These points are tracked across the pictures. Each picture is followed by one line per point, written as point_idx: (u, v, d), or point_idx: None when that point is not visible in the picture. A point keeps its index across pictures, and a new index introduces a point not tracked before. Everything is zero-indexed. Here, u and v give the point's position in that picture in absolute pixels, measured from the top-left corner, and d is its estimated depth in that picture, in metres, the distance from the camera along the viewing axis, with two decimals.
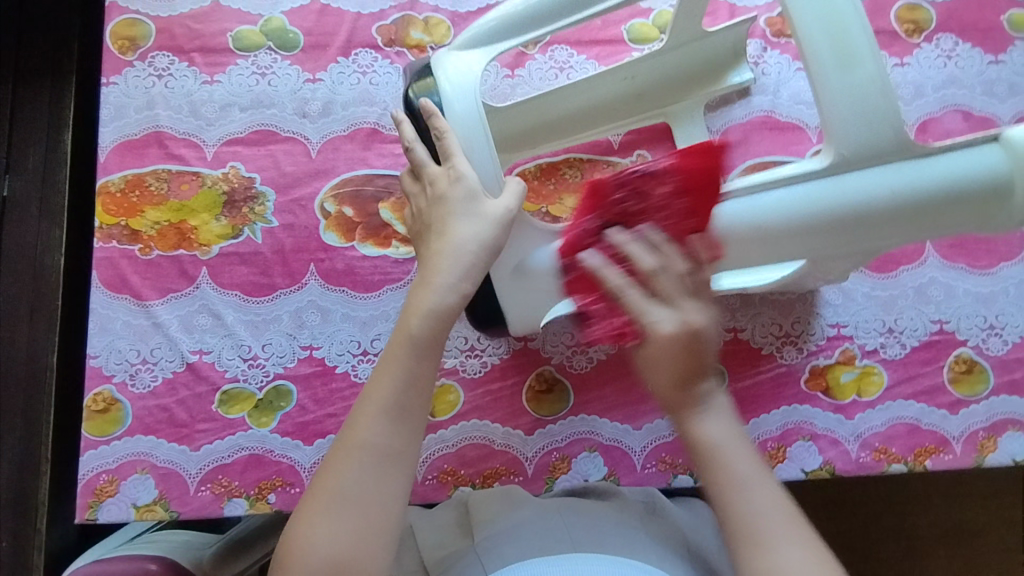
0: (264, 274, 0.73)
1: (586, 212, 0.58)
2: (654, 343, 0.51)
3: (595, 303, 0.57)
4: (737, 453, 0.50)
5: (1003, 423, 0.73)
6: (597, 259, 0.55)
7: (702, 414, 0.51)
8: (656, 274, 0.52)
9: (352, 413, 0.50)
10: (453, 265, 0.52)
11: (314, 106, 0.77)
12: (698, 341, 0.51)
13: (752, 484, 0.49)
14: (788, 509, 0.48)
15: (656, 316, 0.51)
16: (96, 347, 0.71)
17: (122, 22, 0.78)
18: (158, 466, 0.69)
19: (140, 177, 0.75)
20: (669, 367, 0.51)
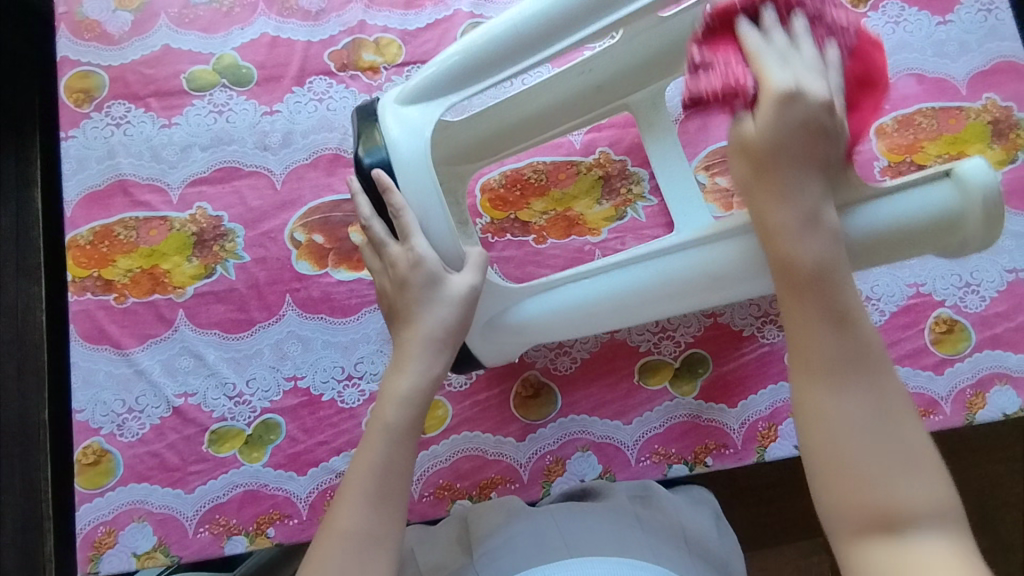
0: (240, 309, 0.73)
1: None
2: (781, 99, 0.48)
3: (720, 56, 0.51)
4: (833, 283, 0.47)
5: (990, 378, 0.73)
6: (747, 27, 0.51)
7: (805, 225, 0.48)
8: (764, 49, 0.50)
9: (336, 498, 0.53)
10: (421, 354, 0.55)
11: (274, 137, 0.77)
12: (822, 135, 0.49)
13: (830, 321, 0.46)
14: (865, 351, 0.45)
15: (778, 73, 0.49)
16: (80, 401, 0.71)
17: (75, 76, 0.79)
18: (154, 512, 0.69)
19: (108, 227, 0.75)
20: (787, 143, 0.48)
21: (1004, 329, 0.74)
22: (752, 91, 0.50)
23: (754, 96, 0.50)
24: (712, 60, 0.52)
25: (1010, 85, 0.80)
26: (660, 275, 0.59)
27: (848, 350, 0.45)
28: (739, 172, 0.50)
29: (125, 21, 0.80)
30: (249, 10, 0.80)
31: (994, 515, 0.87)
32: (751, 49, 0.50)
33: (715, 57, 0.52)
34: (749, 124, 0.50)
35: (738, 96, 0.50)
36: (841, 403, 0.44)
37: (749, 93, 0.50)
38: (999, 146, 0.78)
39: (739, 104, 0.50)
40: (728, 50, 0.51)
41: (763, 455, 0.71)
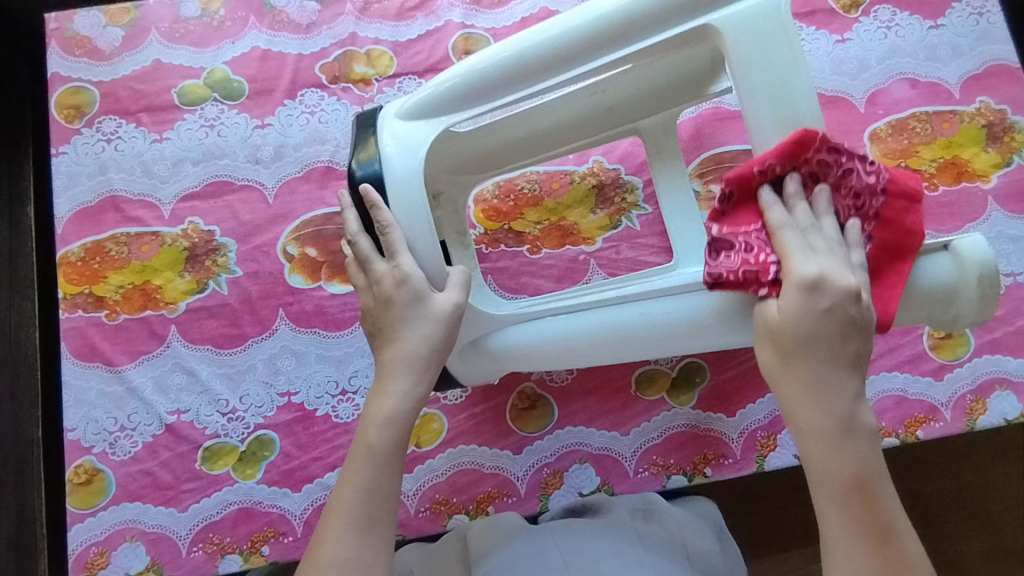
0: (233, 325, 0.73)
1: (782, 152, 0.51)
2: (803, 289, 0.47)
3: (745, 237, 0.51)
4: (872, 496, 0.45)
5: (990, 383, 0.73)
6: (771, 208, 0.50)
7: (866, 551, 0.44)
8: (788, 231, 0.49)
9: (322, 523, 0.51)
10: (404, 373, 0.53)
11: (266, 151, 0.77)
12: (854, 331, 0.46)
13: (868, 535, 0.44)
14: (899, 569, 0.44)
15: (802, 259, 0.47)
16: (72, 420, 0.71)
17: (66, 92, 0.78)
18: (147, 532, 0.68)
19: (99, 243, 0.75)
20: (810, 341, 0.46)
21: (1004, 334, 0.74)
22: (776, 276, 0.49)
23: (775, 280, 0.49)
24: (733, 237, 0.51)
25: (1003, 88, 0.80)
26: (639, 320, 0.58)
27: (882, 567, 0.43)
28: (773, 361, 0.48)
29: (116, 37, 0.80)
30: (240, 24, 0.80)
31: (1001, 522, 0.85)
32: (775, 226, 0.50)
33: (737, 235, 0.51)
34: (773, 307, 0.48)
35: (763, 281, 0.49)
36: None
37: (773, 277, 0.49)
38: (993, 149, 0.78)
39: (763, 287, 0.49)
40: (750, 227, 0.51)
41: (763, 465, 0.70)
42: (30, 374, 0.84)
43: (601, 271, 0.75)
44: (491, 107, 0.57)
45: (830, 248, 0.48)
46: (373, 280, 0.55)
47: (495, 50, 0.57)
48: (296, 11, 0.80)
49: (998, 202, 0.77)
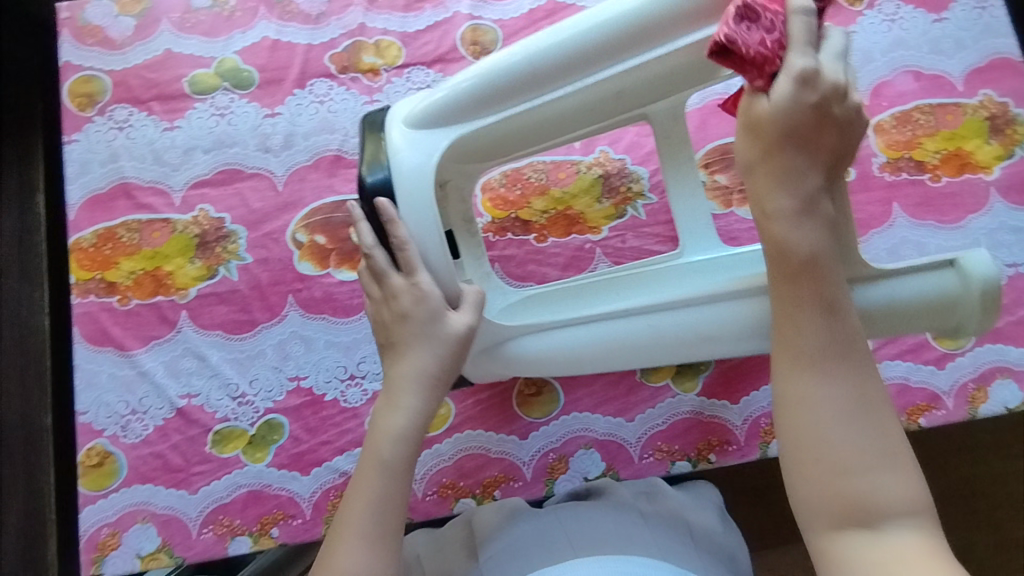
0: (243, 310, 0.74)
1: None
2: (801, 83, 0.46)
3: (768, 17, 0.47)
4: (823, 275, 0.46)
5: (992, 372, 0.73)
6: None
7: (814, 319, 0.45)
8: (808, 15, 0.47)
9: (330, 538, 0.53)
10: (416, 392, 0.55)
11: (276, 140, 0.78)
12: (834, 121, 0.47)
13: (816, 308, 0.45)
14: (845, 341, 0.45)
15: (804, 54, 0.47)
16: (84, 403, 0.72)
17: (79, 80, 0.79)
18: (158, 513, 0.69)
19: (111, 229, 0.76)
20: (791, 125, 0.47)
21: (1006, 323, 0.74)
22: (777, 66, 0.47)
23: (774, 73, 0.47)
24: (763, 9, 0.47)
25: (1006, 81, 0.80)
26: (654, 330, 0.61)
27: (828, 337, 0.45)
28: (754, 148, 0.49)
29: (128, 26, 0.81)
30: (250, 14, 0.81)
31: (1003, 513, 0.86)
32: (794, 16, 0.47)
33: (766, 10, 0.47)
34: (764, 101, 0.48)
35: (768, 67, 0.47)
36: (819, 389, 0.43)
37: (774, 66, 0.47)
38: (996, 141, 0.79)
39: (761, 78, 0.47)
40: (777, 8, 0.47)
41: (766, 452, 0.71)
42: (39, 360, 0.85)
43: (607, 259, 0.76)
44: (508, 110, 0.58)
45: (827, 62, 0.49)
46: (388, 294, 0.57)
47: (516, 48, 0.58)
48: (306, 2, 0.81)
49: (1001, 193, 0.78)
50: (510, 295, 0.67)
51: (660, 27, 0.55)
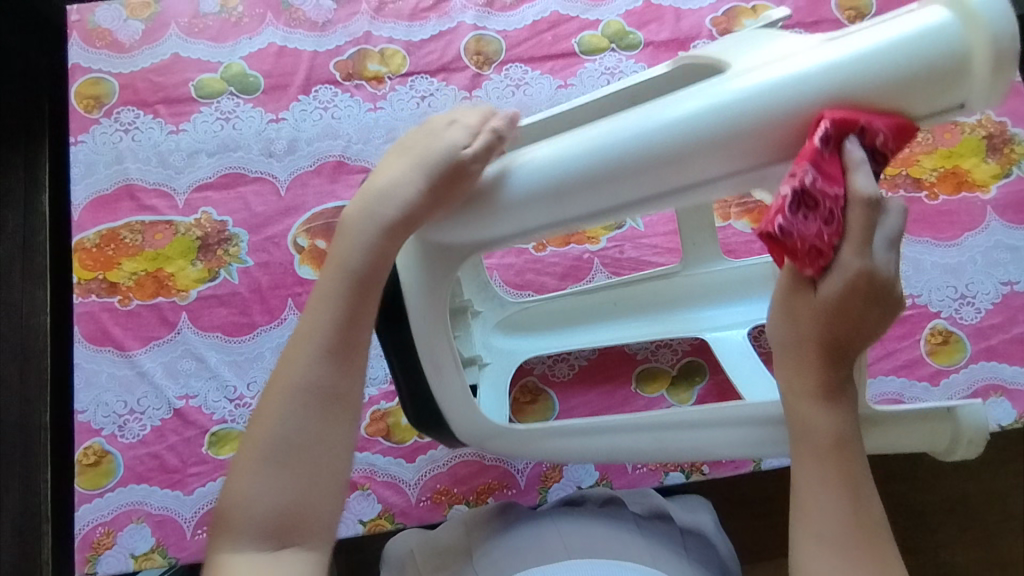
0: (242, 313, 0.74)
1: (894, 124, 0.39)
2: (850, 279, 0.41)
3: (829, 201, 0.39)
4: (851, 459, 0.45)
5: (985, 389, 0.73)
6: (861, 168, 0.40)
7: (836, 509, 0.43)
8: (873, 204, 0.39)
9: (265, 398, 0.47)
10: (389, 203, 0.47)
11: (279, 145, 0.79)
12: (880, 304, 0.42)
13: (840, 493, 0.44)
14: (865, 529, 0.43)
15: (861, 249, 0.40)
16: (82, 403, 0.72)
17: (86, 82, 0.80)
18: (153, 514, 0.69)
19: (114, 230, 0.76)
20: (826, 319, 0.43)
21: (1000, 341, 0.75)
22: (830, 257, 0.41)
23: (826, 262, 0.41)
24: (820, 196, 0.39)
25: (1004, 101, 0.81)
26: (666, 445, 0.58)
27: (849, 525, 0.43)
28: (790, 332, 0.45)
29: (137, 30, 0.82)
30: (257, 20, 0.82)
31: (995, 531, 0.86)
32: (859, 196, 0.39)
33: (824, 195, 0.39)
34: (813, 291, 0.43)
35: (819, 261, 0.41)
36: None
37: (826, 260, 0.41)
38: (993, 160, 0.80)
39: (811, 267, 0.41)
40: (838, 190, 0.39)
41: (759, 465, 0.71)
42: (38, 359, 0.85)
43: (605, 269, 0.77)
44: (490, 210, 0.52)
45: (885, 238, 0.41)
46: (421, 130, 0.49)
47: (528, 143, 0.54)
48: (313, 9, 0.82)
49: (997, 212, 0.78)
50: (507, 306, 0.70)
51: (694, 160, 0.42)
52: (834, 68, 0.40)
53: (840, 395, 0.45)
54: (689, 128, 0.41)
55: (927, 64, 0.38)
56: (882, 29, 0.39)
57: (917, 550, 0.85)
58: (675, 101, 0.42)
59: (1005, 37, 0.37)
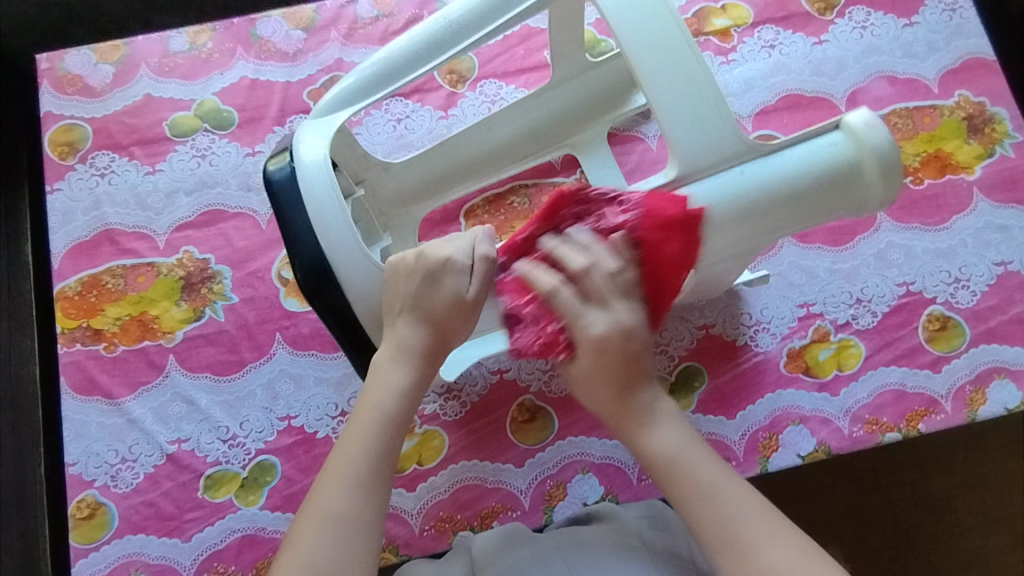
0: (231, 351, 0.73)
1: (536, 222, 0.56)
2: (587, 347, 0.53)
3: (527, 310, 0.55)
4: (688, 457, 0.52)
5: (988, 373, 0.72)
6: (539, 272, 0.54)
7: (710, 506, 0.50)
8: (556, 293, 0.53)
9: (295, 527, 0.49)
10: (419, 341, 0.55)
11: (257, 178, 0.78)
12: (618, 346, 0.53)
13: (704, 495, 0.50)
14: (748, 504, 0.50)
15: (588, 323, 0.53)
16: (74, 454, 0.71)
17: (59, 130, 0.80)
18: (151, 563, 0.68)
19: (95, 276, 0.75)
20: (596, 374, 0.54)
21: (998, 323, 0.74)
22: (571, 342, 0.54)
23: (570, 343, 0.54)
24: (518, 312, 0.55)
25: (981, 81, 0.81)
26: None
27: (736, 517, 0.49)
28: (599, 396, 0.55)
29: (107, 74, 0.82)
30: (228, 55, 0.82)
31: (1014, 516, 0.81)
32: (546, 288, 0.54)
33: (523, 308, 0.55)
34: (580, 355, 0.54)
35: (558, 348, 0.55)
36: (770, 563, 0.47)
37: (564, 344, 0.54)
38: (975, 141, 0.79)
39: (563, 351, 0.55)
40: (527, 298, 0.55)
41: (766, 466, 0.71)
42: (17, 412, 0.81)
43: None
44: (389, 92, 0.58)
45: (586, 295, 0.53)
46: (435, 291, 0.55)
47: (431, 38, 0.57)
48: (282, 40, 0.82)
49: (984, 193, 0.78)
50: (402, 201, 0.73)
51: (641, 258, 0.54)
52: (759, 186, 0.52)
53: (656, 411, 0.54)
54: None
55: (829, 174, 0.52)
56: (796, 152, 0.52)
57: (931, 537, 0.81)
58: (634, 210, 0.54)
59: (890, 160, 0.51)
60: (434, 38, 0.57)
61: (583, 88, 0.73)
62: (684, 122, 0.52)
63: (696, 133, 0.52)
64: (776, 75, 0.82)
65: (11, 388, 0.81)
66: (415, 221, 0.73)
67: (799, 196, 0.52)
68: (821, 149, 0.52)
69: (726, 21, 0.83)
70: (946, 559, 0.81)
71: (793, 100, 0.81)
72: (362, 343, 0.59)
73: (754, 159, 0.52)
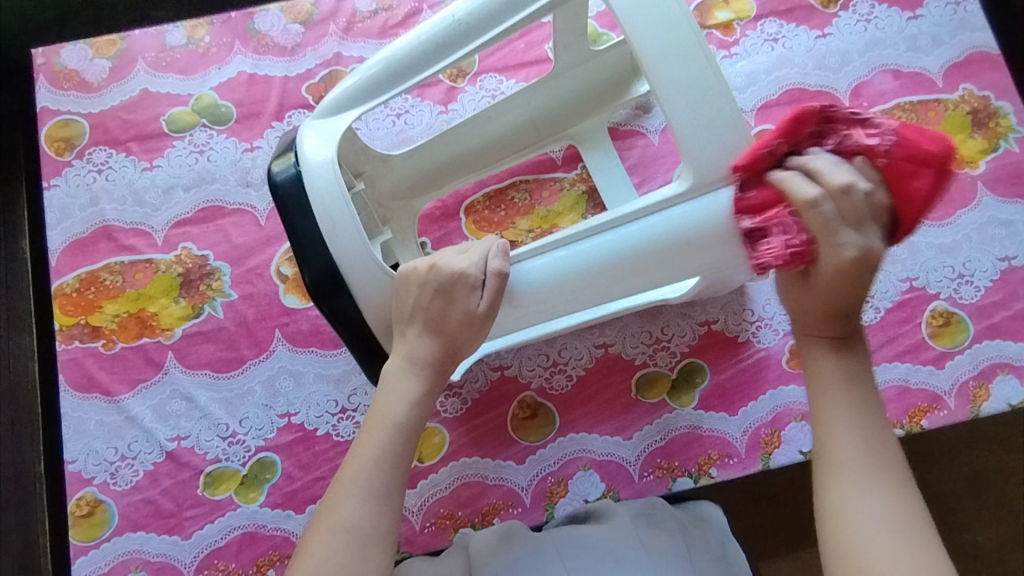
0: (230, 348, 0.73)
1: (785, 132, 0.50)
2: (832, 267, 0.47)
3: (774, 220, 0.50)
4: (863, 388, 0.48)
5: (992, 369, 0.72)
6: (795, 180, 0.48)
7: (846, 433, 0.46)
8: (815, 205, 0.47)
9: (307, 537, 0.48)
10: (431, 350, 0.54)
11: (256, 174, 0.77)
12: (849, 265, 0.46)
13: (862, 421, 0.46)
14: (887, 458, 0.45)
15: (832, 243, 0.47)
16: (73, 452, 0.71)
17: (56, 125, 0.79)
18: (152, 561, 0.68)
19: (93, 273, 0.75)
20: (830, 283, 0.48)
21: (1002, 319, 0.73)
22: (814, 255, 0.48)
23: (814, 257, 0.48)
24: (766, 225, 0.50)
25: (986, 74, 0.80)
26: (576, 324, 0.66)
27: (863, 457, 0.45)
28: (800, 299, 0.51)
29: (103, 68, 0.81)
30: (225, 49, 0.81)
31: (1016, 510, 0.81)
32: (803, 201, 0.47)
33: (772, 220, 0.50)
34: (830, 254, 0.47)
35: (805, 258, 0.48)
36: (869, 511, 0.43)
37: (811, 256, 0.48)
38: (980, 135, 0.78)
39: (797, 266, 0.49)
40: (780, 209, 0.50)
41: (769, 463, 0.70)
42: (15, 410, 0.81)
43: None
44: (398, 92, 0.57)
45: (849, 213, 0.47)
46: (449, 304, 0.54)
47: (436, 36, 0.56)
48: (280, 34, 0.81)
49: (988, 187, 0.77)
50: (403, 195, 0.72)
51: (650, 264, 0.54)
52: None
53: (849, 344, 0.49)
54: (651, 242, 0.53)
55: None
56: None
57: (933, 531, 0.81)
58: (643, 219, 0.53)
59: None
60: (440, 36, 0.56)
61: (584, 77, 0.71)
62: (695, 128, 0.51)
63: (705, 130, 0.51)
64: (779, 69, 0.81)
65: (10, 385, 0.81)
66: (416, 213, 0.73)
67: None
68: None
69: (729, 14, 0.83)
70: (948, 553, 0.81)
71: (796, 94, 0.80)
72: (371, 351, 0.59)
73: None
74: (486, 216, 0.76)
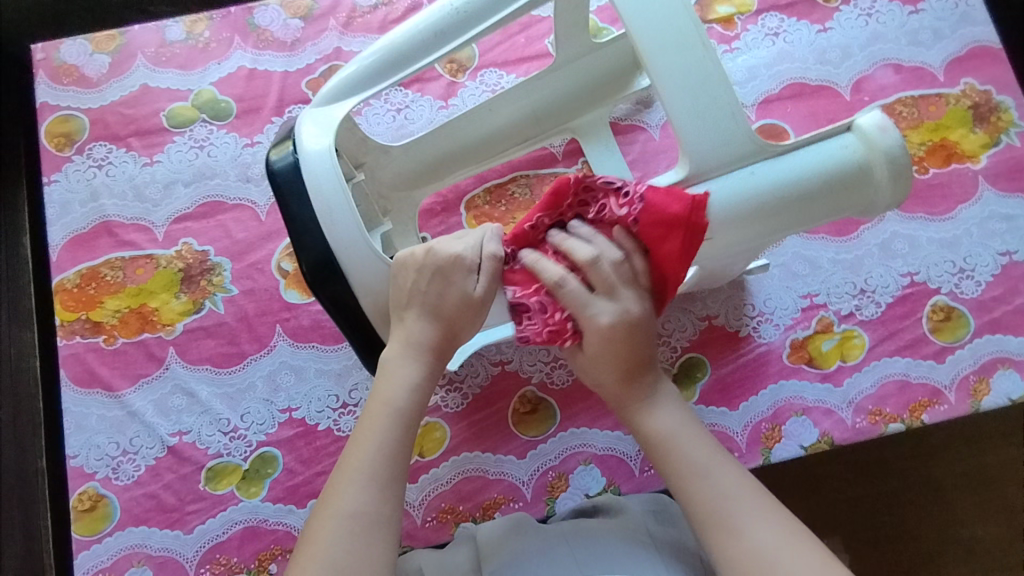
0: (231, 343, 0.73)
1: (545, 208, 0.54)
2: (598, 335, 0.52)
3: (533, 299, 0.53)
4: (689, 435, 0.52)
5: (992, 363, 0.72)
6: (582, 247, 0.52)
7: (702, 478, 0.49)
8: (565, 281, 0.52)
9: (310, 525, 0.47)
10: (428, 337, 0.54)
11: (256, 169, 0.77)
12: (601, 332, 0.52)
13: (707, 466, 0.50)
14: (741, 481, 0.49)
15: (596, 310, 0.52)
16: (75, 447, 0.71)
17: (56, 120, 0.79)
18: (154, 555, 0.68)
19: (94, 269, 0.75)
20: (603, 349, 0.53)
21: (1003, 313, 0.73)
22: (576, 329, 0.53)
23: (577, 330, 0.53)
24: (526, 301, 0.53)
25: (987, 69, 0.80)
26: None
27: (726, 490, 0.48)
28: (598, 375, 0.55)
29: (103, 63, 0.81)
30: (225, 44, 0.81)
31: (1015, 505, 0.81)
32: (553, 280, 0.52)
33: (529, 297, 0.53)
34: (600, 318, 0.52)
35: (567, 334, 0.53)
36: (756, 539, 0.45)
37: (572, 331, 0.53)
38: (981, 130, 0.78)
39: (570, 338, 0.53)
40: (535, 287, 0.53)
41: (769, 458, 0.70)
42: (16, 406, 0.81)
43: None
44: (398, 80, 0.57)
45: (599, 283, 0.52)
46: (446, 287, 0.54)
47: (436, 27, 0.56)
48: (280, 29, 0.81)
49: (990, 182, 0.77)
50: (403, 188, 0.72)
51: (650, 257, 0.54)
52: (773, 187, 0.52)
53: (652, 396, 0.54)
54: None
55: (839, 177, 0.52)
56: (805, 154, 0.52)
57: (932, 526, 0.81)
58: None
59: (900, 163, 0.52)
60: (439, 27, 0.56)
61: (584, 69, 0.71)
62: (695, 119, 0.51)
63: (703, 123, 0.51)
64: (780, 64, 0.81)
65: (11, 381, 0.81)
66: (415, 206, 0.73)
67: (812, 196, 0.52)
68: (833, 151, 0.52)
69: (730, 9, 0.82)
70: (947, 548, 0.81)
71: (798, 88, 0.80)
72: (371, 339, 0.59)
73: (769, 159, 0.52)
74: (486, 210, 0.76)
